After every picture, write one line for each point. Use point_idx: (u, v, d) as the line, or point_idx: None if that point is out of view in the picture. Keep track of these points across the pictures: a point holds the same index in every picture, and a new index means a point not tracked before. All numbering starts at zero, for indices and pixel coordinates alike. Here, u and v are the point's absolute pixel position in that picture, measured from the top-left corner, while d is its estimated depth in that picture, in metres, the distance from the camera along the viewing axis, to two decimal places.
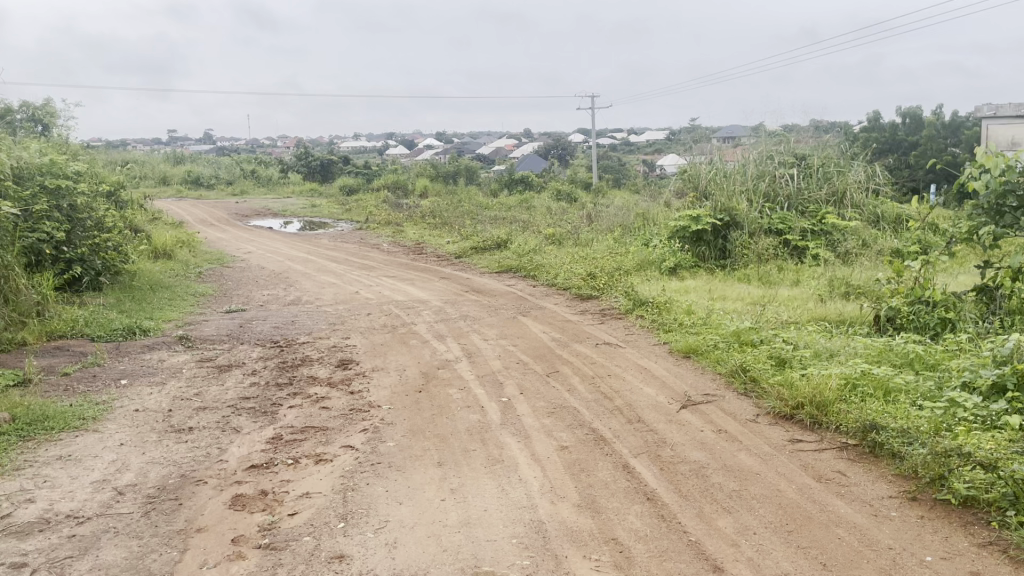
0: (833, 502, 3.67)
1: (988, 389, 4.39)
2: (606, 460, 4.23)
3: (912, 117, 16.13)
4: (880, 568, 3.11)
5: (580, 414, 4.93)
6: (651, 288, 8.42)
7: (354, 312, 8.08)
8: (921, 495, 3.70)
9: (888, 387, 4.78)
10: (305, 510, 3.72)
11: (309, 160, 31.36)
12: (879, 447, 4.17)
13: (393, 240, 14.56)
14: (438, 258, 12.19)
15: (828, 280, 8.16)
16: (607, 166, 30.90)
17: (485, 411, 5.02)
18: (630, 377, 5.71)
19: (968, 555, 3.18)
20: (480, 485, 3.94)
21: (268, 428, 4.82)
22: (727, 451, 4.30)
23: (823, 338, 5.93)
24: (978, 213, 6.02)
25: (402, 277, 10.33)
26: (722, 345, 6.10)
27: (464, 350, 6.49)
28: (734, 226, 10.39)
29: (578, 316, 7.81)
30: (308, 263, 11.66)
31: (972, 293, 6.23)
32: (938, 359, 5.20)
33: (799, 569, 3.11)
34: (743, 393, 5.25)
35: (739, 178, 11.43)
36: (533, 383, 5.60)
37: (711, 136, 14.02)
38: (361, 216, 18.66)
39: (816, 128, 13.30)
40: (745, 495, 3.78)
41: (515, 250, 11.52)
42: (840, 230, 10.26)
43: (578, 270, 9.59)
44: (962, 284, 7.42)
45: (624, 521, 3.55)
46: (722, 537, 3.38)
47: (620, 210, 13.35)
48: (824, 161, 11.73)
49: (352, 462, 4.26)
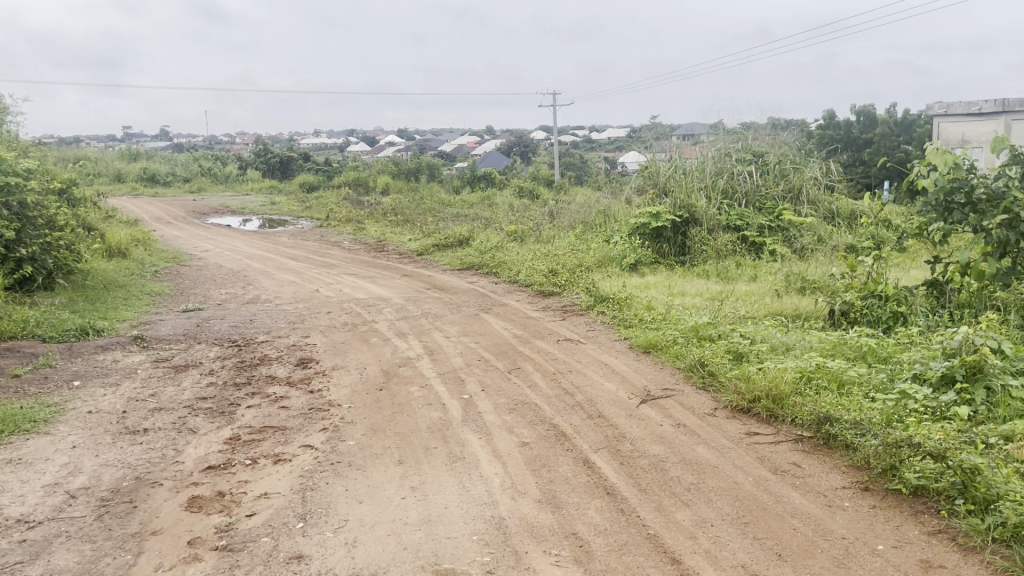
0: (788, 493, 3.73)
1: (938, 381, 4.48)
2: (566, 456, 4.25)
3: (866, 116, 16.52)
4: (834, 557, 3.17)
5: (541, 411, 4.95)
6: (612, 284, 8.49)
7: (315, 310, 8.01)
8: (873, 486, 3.78)
9: (842, 380, 4.87)
10: (263, 511, 3.69)
11: (268, 157, 30.96)
12: (833, 439, 4.25)
13: (355, 238, 14.43)
14: (399, 256, 12.11)
15: (785, 275, 8.29)
16: (569, 163, 31.10)
17: (446, 408, 5.01)
18: (591, 372, 5.75)
19: (918, 543, 3.26)
20: (441, 483, 3.93)
21: (226, 429, 4.76)
22: (685, 445, 4.35)
23: (779, 332, 6.03)
24: (927, 209, 6.17)
25: (363, 275, 10.25)
26: (680, 340, 6.16)
27: (425, 348, 6.47)
28: (692, 222, 10.54)
29: (539, 312, 7.83)
30: (267, 261, 11.54)
31: (924, 287, 6.37)
32: (890, 352, 5.30)
33: (755, 560, 3.16)
34: (701, 387, 5.32)
35: (698, 176, 11.54)
36: (494, 380, 5.60)
37: (670, 133, 14.15)
38: (321, 214, 18.52)
39: (773, 126, 13.52)
40: (703, 488, 3.83)
41: (477, 248, 11.50)
42: (796, 226, 10.45)
43: (541, 267, 9.63)
44: (913, 280, 7.56)
45: (583, 516, 3.57)
46: (680, 530, 3.43)
47: (582, 207, 13.44)
48: (780, 158, 11.91)
49: (311, 462, 4.22)
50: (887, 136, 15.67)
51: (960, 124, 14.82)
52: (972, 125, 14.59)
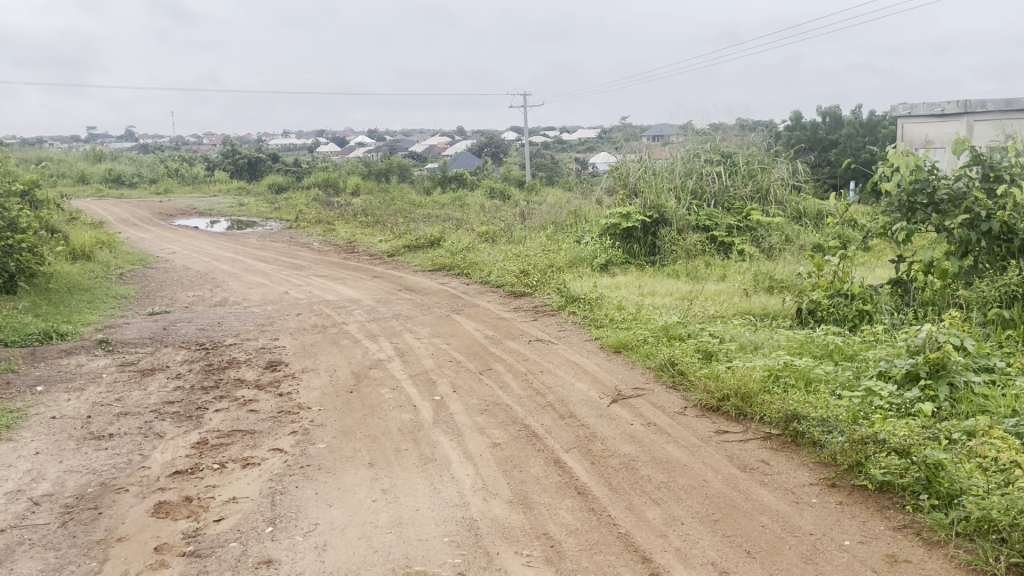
0: (757, 490, 3.77)
1: (903, 378, 4.55)
2: (538, 456, 4.25)
3: (832, 116, 16.74)
4: (802, 554, 3.20)
5: (512, 411, 4.95)
6: (583, 284, 8.51)
7: (284, 312, 7.94)
8: (840, 482, 3.83)
9: (810, 378, 4.93)
10: (231, 516, 3.65)
11: (236, 159, 30.59)
12: (800, 436, 4.30)
13: (324, 239, 14.33)
14: (370, 257, 12.05)
15: (753, 274, 8.38)
16: (541, 164, 31.15)
17: (417, 410, 4.99)
18: (562, 372, 5.76)
19: (884, 538, 3.30)
20: (412, 485, 3.92)
21: (194, 433, 4.70)
22: (656, 444, 4.38)
23: (748, 331, 6.09)
24: (891, 209, 6.28)
25: (333, 276, 10.19)
26: (650, 340, 6.20)
27: (396, 349, 6.44)
28: (662, 223, 10.62)
29: (511, 313, 7.83)
30: (236, 263, 11.41)
31: (889, 285, 6.45)
32: (856, 349, 5.37)
33: (725, 557, 3.19)
34: (671, 386, 5.36)
35: (667, 176, 11.62)
36: (465, 381, 5.59)
37: (641, 134, 14.23)
38: (291, 215, 18.37)
39: (742, 127, 13.66)
40: (674, 486, 3.85)
41: (449, 249, 11.47)
42: (764, 226, 10.56)
43: (512, 267, 9.63)
44: (879, 279, 7.66)
45: (555, 516, 3.58)
46: (651, 529, 3.44)
47: (552, 207, 13.45)
48: (748, 158, 12.02)
49: (280, 466, 4.18)
50: (853, 137, 15.89)
51: (923, 124, 15.00)
52: (935, 125, 14.77)
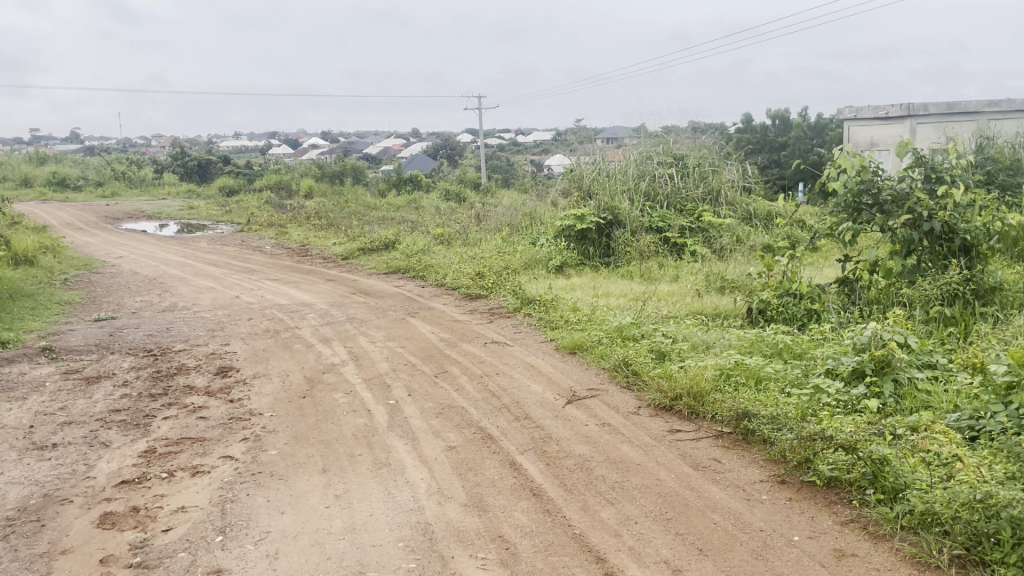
0: (709, 488, 3.82)
1: (850, 375, 4.65)
2: (493, 459, 4.25)
3: (781, 119, 17.04)
4: (753, 550, 3.25)
5: (467, 414, 4.94)
6: (538, 286, 8.53)
7: (235, 317, 7.82)
8: (789, 478, 3.90)
9: (759, 376, 5.01)
10: (180, 525, 3.58)
11: (185, 160, 30.00)
12: (750, 434, 4.37)
13: (277, 242, 14.13)
14: (324, 260, 11.91)
15: (705, 275, 8.48)
16: (496, 166, 31.18)
17: (371, 414, 4.95)
18: (518, 374, 5.76)
19: (832, 533, 3.37)
20: (366, 490, 3.89)
21: (141, 441, 4.61)
22: (610, 444, 4.40)
23: (700, 331, 6.17)
24: (838, 210, 6.41)
25: (286, 280, 10.07)
26: (605, 340, 6.25)
27: (350, 353, 6.38)
28: (616, 224, 10.71)
29: (466, 315, 7.82)
30: (185, 267, 11.20)
31: (835, 285, 6.57)
32: (805, 348, 5.47)
33: (677, 556, 3.22)
34: (625, 386, 5.40)
35: (621, 178, 11.72)
36: (420, 384, 5.56)
37: (594, 136, 14.33)
38: (242, 218, 18.10)
39: (693, 130, 13.85)
40: (627, 486, 3.88)
41: (404, 251, 11.42)
42: (716, 227, 10.70)
43: (468, 270, 9.61)
44: (826, 279, 7.81)
45: (510, 518, 3.58)
46: (605, 529, 3.46)
47: (508, 209, 13.47)
48: (699, 160, 12.18)
49: (231, 474, 4.11)
50: (801, 139, 16.20)
51: (868, 127, 15.33)
52: (879, 128, 15.10)
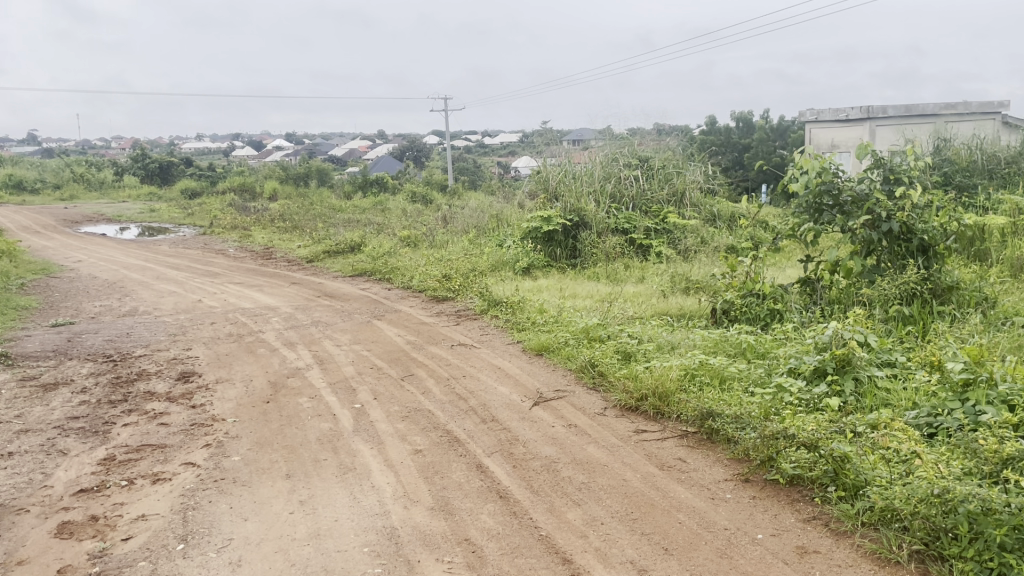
0: (674, 488, 3.84)
1: (811, 374, 4.72)
2: (460, 462, 4.24)
3: (745, 121, 17.25)
4: (718, 549, 3.27)
5: (434, 417, 4.93)
6: (505, 288, 8.54)
7: (197, 321, 7.71)
8: (753, 477, 3.94)
9: (723, 376, 5.06)
10: (140, 533, 3.51)
11: (146, 162, 29.51)
12: (715, 433, 4.41)
13: (240, 246, 13.96)
14: (288, 264, 11.79)
15: (670, 276, 8.54)
16: (463, 167, 31.15)
17: (337, 418, 4.91)
18: (485, 376, 5.76)
19: (795, 530, 3.41)
20: (331, 495, 3.85)
21: (100, 449, 4.52)
22: (577, 445, 4.41)
23: (665, 331, 6.21)
24: (800, 211, 6.51)
25: (250, 283, 9.95)
26: (571, 342, 6.26)
27: (315, 357, 6.33)
28: (582, 226, 10.75)
29: (433, 318, 7.79)
30: (146, 271, 11.02)
31: (797, 285, 6.64)
32: (768, 347, 5.54)
33: (643, 555, 3.24)
34: (591, 388, 5.42)
35: (587, 180, 11.76)
36: (387, 388, 5.53)
37: (561, 139, 14.37)
38: (205, 221, 17.86)
39: (658, 132, 13.97)
40: (594, 486, 3.89)
41: (370, 254, 11.34)
42: (680, 229, 10.78)
43: (434, 272, 9.58)
44: (788, 279, 7.92)
45: (476, 521, 3.57)
46: (571, 530, 3.47)
47: (474, 211, 13.45)
48: (664, 162, 12.28)
49: (193, 480, 4.05)
50: (764, 141, 16.40)
51: (829, 129, 15.59)
52: (839, 130, 15.36)
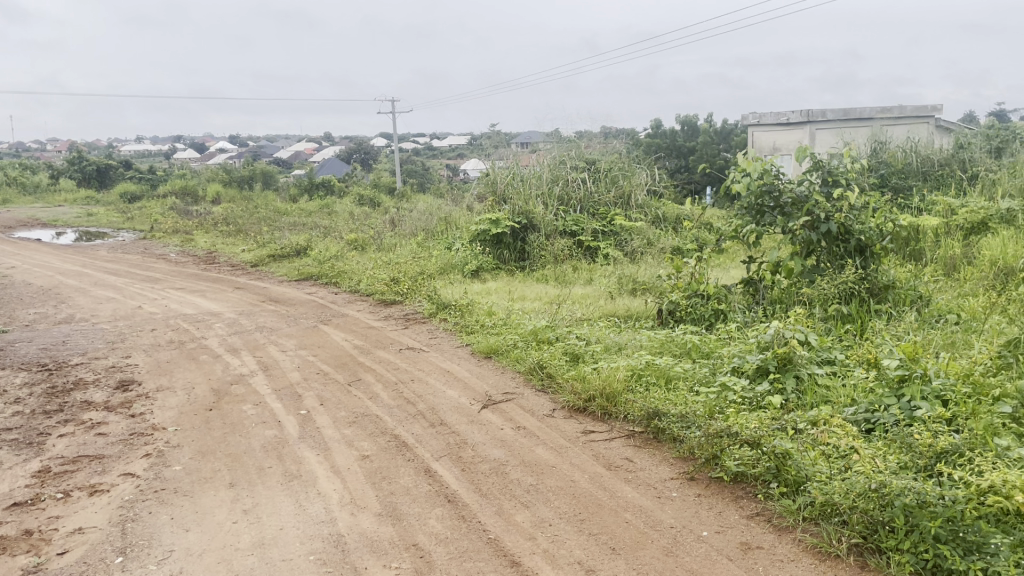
0: (622, 487, 3.87)
1: (754, 372, 4.81)
2: (408, 466, 4.21)
3: (689, 125, 17.51)
4: (663, 547, 3.31)
5: (381, 422, 4.88)
6: (454, 291, 8.51)
7: (137, 328, 7.51)
8: (698, 475, 3.99)
9: (669, 376, 5.12)
10: (77, 547, 3.41)
11: (83, 166, 28.66)
12: (661, 432, 4.47)
13: (182, 250, 13.66)
14: (232, 268, 11.58)
15: (618, 277, 8.61)
16: (412, 171, 31.03)
17: (281, 425, 4.83)
18: (433, 380, 5.73)
19: (738, 527, 3.46)
20: (276, 503, 3.79)
21: (34, 461, 4.37)
22: (525, 447, 4.42)
23: (613, 332, 6.26)
24: (742, 213, 6.64)
25: (192, 289, 9.74)
26: (520, 344, 6.28)
27: (260, 363, 6.22)
28: (530, 228, 10.77)
29: (381, 321, 7.73)
30: (83, 277, 10.70)
31: (740, 285, 6.76)
32: (712, 347, 5.62)
33: (591, 556, 3.25)
34: (540, 389, 5.44)
35: (535, 182, 11.78)
36: (333, 393, 5.46)
37: (509, 142, 14.40)
38: (145, 225, 17.44)
39: (605, 135, 14.09)
40: (542, 488, 3.90)
41: (316, 258, 11.20)
42: (627, 230, 10.89)
43: (382, 275, 9.50)
44: (732, 279, 8.06)
45: (424, 526, 3.55)
46: (520, 532, 3.47)
47: (423, 214, 13.39)
48: (611, 165, 12.39)
49: (132, 492, 3.95)
50: (708, 144, 16.66)
51: (771, 132, 15.95)
52: (781, 133, 15.73)
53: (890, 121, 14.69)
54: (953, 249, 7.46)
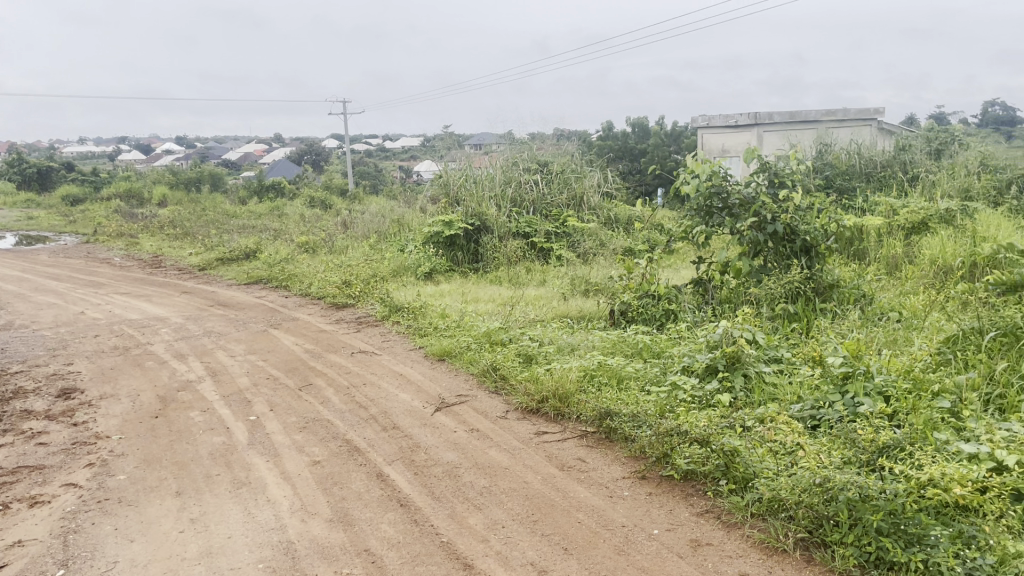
0: (574, 488, 3.90)
1: (704, 371, 4.88)
2: (360, 471, 4.17)
3: (640, 126, 17.70)
4: (615, 546, 3.33)
5: (333, 427, 4.83)
6: (407, 293, 8.48)
7: (80, 334, 7.32)
8: (649, 474, 4.03)
9: (620, 376, 5.16)
10: (16, 561, 3.31)
11: (22, 168, 27.80)
12: (613, 432, 4.50)
13: (127, 254, 13.35)
14: (179, 272, 11.35)
15: (570, 279, 8.67)
16: (365, 173, 30.85)
17: (230, 432, 4.76)
18: (385, 383, 5.69)
19: (688, 524, 3.51)
20: (224, 511, 3.73)
21: None
22: (478, 449, 4.42)
23: (565, 333, 6.29)
24: (691, 214, 6.74)
25: (138, 293, 9.53)
26: (473, 346, 6.28)
27: (208, 369, 6.11)
28: (484, 230, 10.77)
29: (333, 325, 7.66)
30: (22, 282, 10.39)
31: (690, 285, 6.85)
32: (663, 347, 5.68)
33: (543, 556, 3.27)
34: (493, 391, 5.43)
35: (487, 184, 11.78)
36: (283, 398, 5.39)
37: (461, 144, 14.38)
38: (88, 229, 16.99)
39: (557, 137, 14.17)
40: (495, 490, 3.91)
41: (266, 261, 11.04)
42: (580, 232, 10.96)
43: (334, 278, 9.41)
44: (682, 279, 8.17)
45: (376, 531, 3.52)
46: (472, 535, 3.47)
47: (375, 216, 13.30)
48: (563, 167, 12.46)
49: (75, 502, 3.84)
50: (659, 146, 16.87)
51: (720, 134, 16.21)
52: (730, 135, 15.99)
53: (836, 124, 15.08)
54: (894, 249, 7.66)
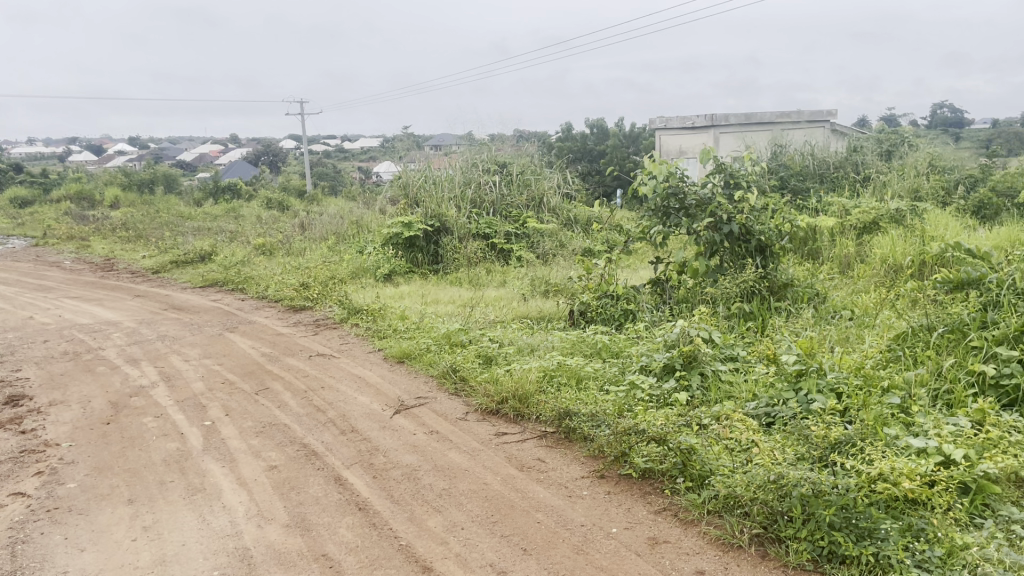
0: (533, 488, 3.91)
1: (662, 370, 4.93)
2: (317, 475, 4.14)
3: (599, 128, 17.81)
4: (574, 546, 3.35)
5: (290, 431, 4.78)
6: (365, 295, 8.42)
7: (28, 340, 7.14)
8: (608, 472, 4.06)
9: (580, 376, 5.19)
10: None
11: None
12: (572, 431, 4.53)
13: (78, 257, 13.05)
14: (132, 275, 11.13)
15: (530, 279, 8.68)
16: (323, 175, 30.56)
17: (184, 437, 4.68)
18: (344, 386, 5.64)
19: (646, 522, 3.54)
20: (178, 518, 3.66)
21: None
22: (438, 452, 4.40)
23: (525, 334, 6.30)
24: (649, 215, 6.79)
25: (89, 297, 9.32)
26: (432, 348, 6.26)
27: (161, 373, 6.00)
28: (443, 231, 10.75)
29: (290, 328, 7.58)
30: None
31: (648, 285, 6.90)
32: (621, 346, 5.72)
33: (503, 557, 3.27)
34: (453, 393, 5.42)
35: (447, 185, 11.75)
36: (240, 402, 5.32)
37: (420, 145, 14.33)
38: (37, 231, 16.56)
39: (516, 138, 14.19)
40: (454, 492, 3.90)
41: (222, 263, 10.88)
42: (539, 232, 10.99)
43: (291, 280, 9.31)
44: (640, 279, 8.24)
45: (334, 535, 3.49)
46: (431, 537, 3.46)
47: (333, 218, 13.19)
48: (522, 168, 12.48)
49: (23, 512, 3.75)
50: (617, 148, 16.99)
51: (677, 136, 16.38)
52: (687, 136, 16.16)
53: (790, 125, 15.35)
54: (846, 249, 7.82)
